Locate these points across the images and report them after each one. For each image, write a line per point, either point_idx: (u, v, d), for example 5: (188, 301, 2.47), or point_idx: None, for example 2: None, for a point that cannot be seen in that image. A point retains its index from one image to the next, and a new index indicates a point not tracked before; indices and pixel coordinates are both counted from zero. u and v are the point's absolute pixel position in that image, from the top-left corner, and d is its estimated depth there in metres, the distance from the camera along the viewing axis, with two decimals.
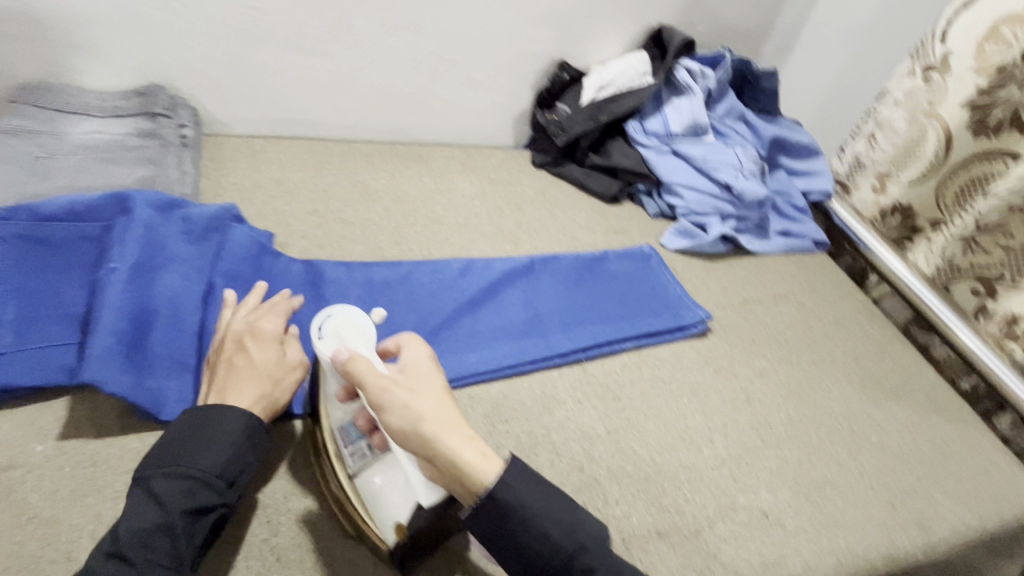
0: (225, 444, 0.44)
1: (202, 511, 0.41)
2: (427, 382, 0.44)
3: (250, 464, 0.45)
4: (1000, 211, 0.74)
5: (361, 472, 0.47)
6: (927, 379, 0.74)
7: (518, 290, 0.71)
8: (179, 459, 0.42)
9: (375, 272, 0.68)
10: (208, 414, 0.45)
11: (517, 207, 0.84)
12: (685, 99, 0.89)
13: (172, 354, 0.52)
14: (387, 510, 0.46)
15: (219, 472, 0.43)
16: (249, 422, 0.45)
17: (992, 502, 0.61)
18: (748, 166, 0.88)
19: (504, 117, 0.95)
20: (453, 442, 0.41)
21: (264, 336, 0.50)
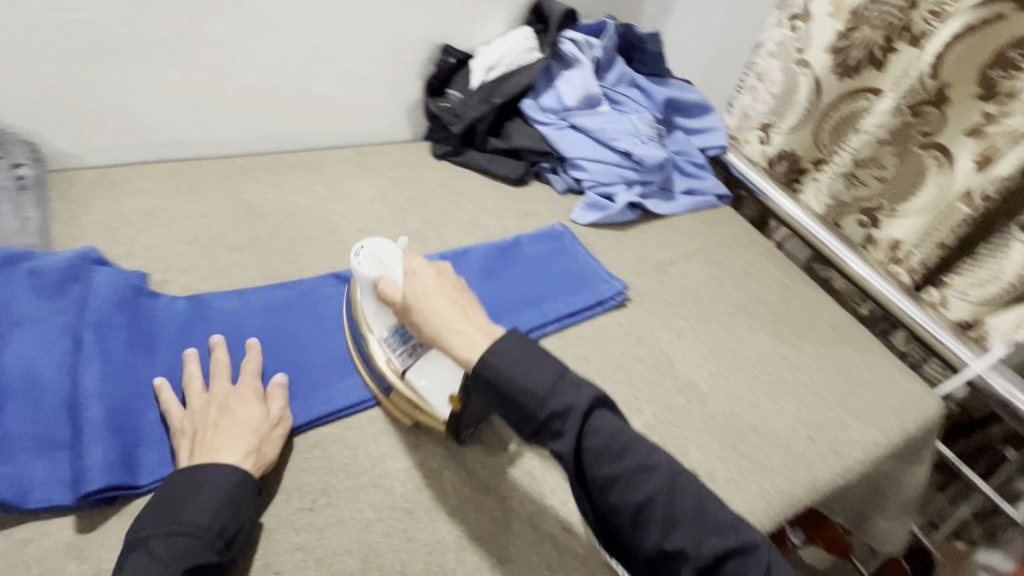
0: (215, 503, 0.43)
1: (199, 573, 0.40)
2: (425, 288, 0.49)
3: (243, 522, 0.44)
4: (871, 145, 0.78)
5: (408, 369, 0.54)
6: (828, 312, 0.79)
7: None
8: (170, 521, 0.41)
9: (274, 294, 0.63)
10: (203, 476, 0.44)
11: (421, 204, 0.81)
12: (575, 71, 0.88)
13: (34, 431, 0.46)
14: (438, 394, 0.53)
15: (213, 531, 0.42)
16: (246, 479, 0.45)
17: (895, 417, 0.67)
18: (646, 131, 0.89)
19: (397, 111, 0.91)
20: (459, 332, 0.47)
21: (247, 397, 0.51)
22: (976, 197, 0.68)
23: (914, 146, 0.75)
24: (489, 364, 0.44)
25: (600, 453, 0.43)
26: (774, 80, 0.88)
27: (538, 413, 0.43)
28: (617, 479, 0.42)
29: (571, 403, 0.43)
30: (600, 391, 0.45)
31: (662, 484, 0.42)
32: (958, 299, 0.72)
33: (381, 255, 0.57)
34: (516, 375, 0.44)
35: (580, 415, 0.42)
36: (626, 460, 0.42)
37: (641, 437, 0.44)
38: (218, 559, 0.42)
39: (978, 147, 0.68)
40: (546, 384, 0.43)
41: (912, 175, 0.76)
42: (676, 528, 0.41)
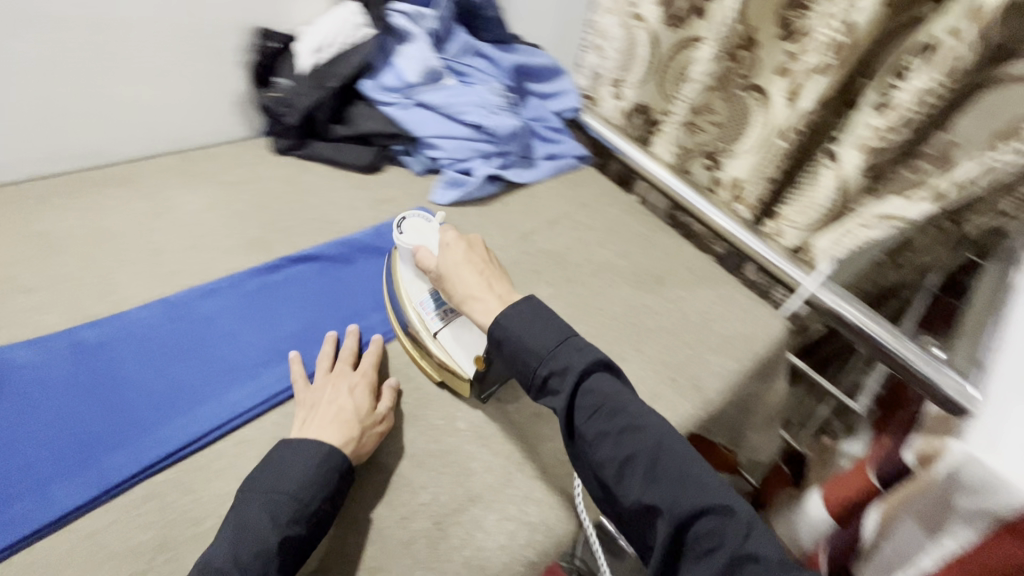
0: (309, 475, 0.46)
1: (284, 543, 0.43)
2: (454, 259, 0.57)
3: (331, 497, 0.46)
4: (702, 93, 0.82)
5: (441, 331, 0.58)
6: (686, 255, 0.83)
7: (278, 298, 0.62)
8: (271, 488, 0.45)
9: (82, 335, 0.55)
10: (300, 447, 0.47)
11: (263, 208, 0.74)
12: (411, 45, 0.84)
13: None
14: (465, 353, 0.57)
15: (306, 501, 0.45)
16: (343, 462, 0.48)
17: (747, 343, 0.73)
18: (494, 100, 0.86)
19: (223, 107, 0.82)
20: (484, 294, 0.54)
21: (358, 387, 0.54)
22: (789, 130, 0.73)
23: (737, 88, 0.79)
24: (501, 325, 0.51)
25: (591, 411, 0.48)
26: (614, 36, 0.89)
27: (539, 370, 0.49)
28: (604, 434, 0.47)
29: (567, 363, 0.49)
30: (603, 357, 0.50)
31: (650, 445, 0.46)
32: (789, 225, 0.79)
33: (420, 225, 0.61)
34: (526, 332, 0.50)
35: (576, 374, 0.48)
36: (615, 418, 0.47)
37: (640, 402, 0.48)
38: (305, 531, 0.44)
39: (787, 85, 0.72)
40: (548, 344, 0.50)
41: (740, 116, 0.81)
42: (655, 486, 0.45)
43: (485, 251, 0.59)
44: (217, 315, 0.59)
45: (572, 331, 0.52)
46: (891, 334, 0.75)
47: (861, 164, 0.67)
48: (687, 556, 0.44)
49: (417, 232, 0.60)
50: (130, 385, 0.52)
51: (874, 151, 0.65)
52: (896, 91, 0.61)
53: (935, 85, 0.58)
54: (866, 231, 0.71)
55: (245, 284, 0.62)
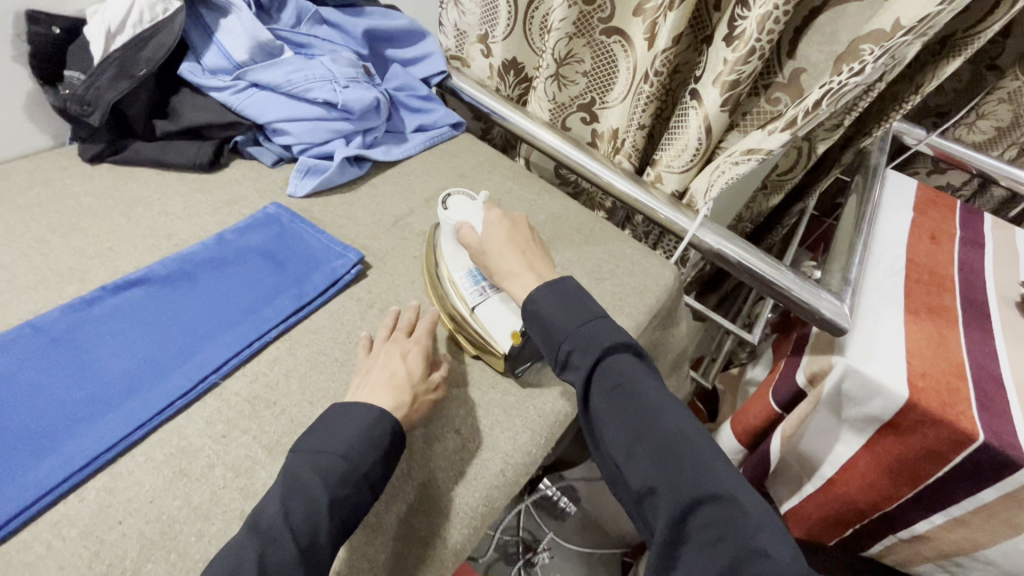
0: (365, 435, 0.45)
1: (342, 500, 0.42)
2: (499, 234, 0.58)
3: (387, 454, 0.46)
4: (565, 42, 0.76)
5: (480, 305, 0.58)
6: (573, 216, 0.81)
7: (95, 336, 0.52)
8: (329, 447, 0.44)
9: None
10: (354, 412, 0.47)
11: (73, 230, 0.62)
12: (231, 16, 0.72)
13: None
14: (501, 326, 0.57)
15: (360, 462, 0.44)
16: (394, 425, 0.47)
17: (641, 297, 0.71)
18: (344, 72, 0.77)
19: (5, 113, 0.68)
20: (526, 270, 0.56)
21: (415, 354, 0.54)
22: (651, 73, 0.70)
23: (598, 34, 0.76)
24: (533, 303, 0.53)
25: (608, 389, 0.49)
26: None
27: (561, 347, 0.51)
28: (617, 414, 0.48)
29: (588, 341, 0.50)
30: (627, 340, 0.51)
31: (664, 429, 0.47)
32: (666, 171, 0.78)
33: (465, 203, 0.61)
34: (555, 311, 0.52)
35: (595, 353, 0.50)
36: (631, 399, 0.48)
37: (657, 388, 0.49)
38: (354, 492, 0.43)
39: (646, 26, 0.70)
40: (581, 320, 0.52)
41: (607, 64, 0.78)
42: (658, 470, 0.45)
43: (528, 233, 0.61)
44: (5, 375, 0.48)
45: (602, 312, 0.54)
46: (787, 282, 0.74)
47: (720, 102, 0.66)
48: (689, 544, 0.44)
49: (462, 207, 0.61)
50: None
51: (730, 85, 0.63)
52: (740, 21, 0.60)
53: (774, 10, 0.56)
54: (735, 169, 0.69)
55: (46, 326, 0.52)
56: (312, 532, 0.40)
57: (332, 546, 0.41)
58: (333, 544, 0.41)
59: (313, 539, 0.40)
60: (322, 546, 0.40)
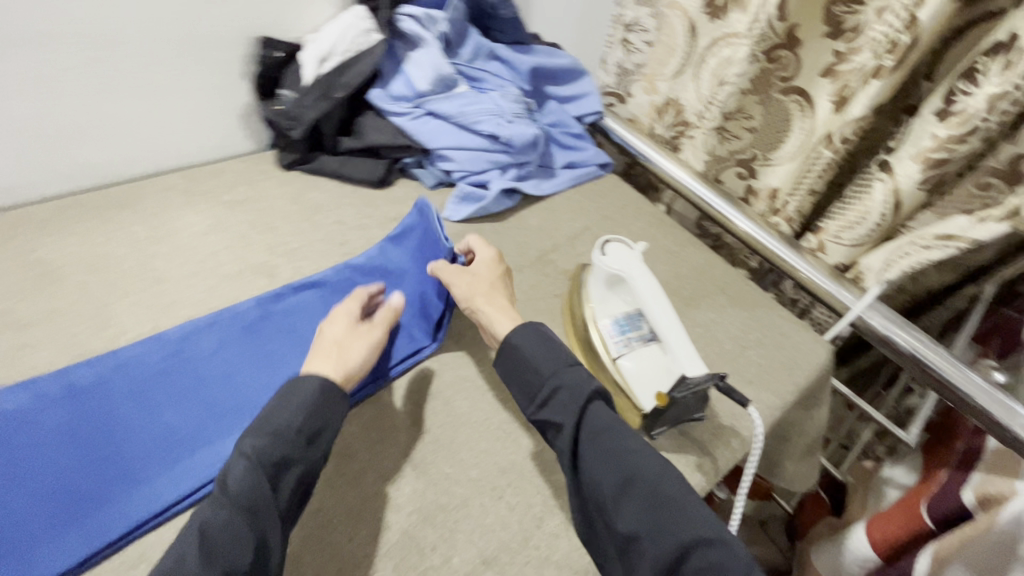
0: (308, 405, 0.46)
1: (273, 462, 0.43)
2: (480, 273, 0.59)
3: (328, 417, 0.46)
4: (737, 97, 0.75)
5: (623, 355, 0.57)
6: (718, 272, 0.77)
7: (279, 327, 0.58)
8: (269, 418, 0.45)
9: (74, 373, 0.51)
10: (298, 390, 0.47)
11: (267, 228, 0.70)
12: (421, 50, 0.78)
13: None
14: (644, 385, 0.55)
15: (293, 425, 0.45)
16: (332, 396, 0.47)
17: (788, 373, 0.67)
18: (510, 107, 0.81)
19: (228, 121, 0.79)
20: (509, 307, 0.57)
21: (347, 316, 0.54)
22: (836, 139, 0.66)
23: (775, 92, 0.73)
24: (513, 343, 0.52)
25: (593, 433, 0.47)
26: (647, 27, 0.85)
27: (544, 389, 0.50)
28: (601, 459, 0.45)
29: (575, 383, 0.49)
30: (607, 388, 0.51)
31: (648, 473, 0.45)
32: (833, 243, 0.72)
33: (623, 251, 0.60)
34: (534, 352, 0.51)
35: (585, 398, 0.48)
36: (614, 442, 0.46)
37: (637, 432, 0.48)
38: (302, 452, 0.44)
39: (834, 88, 0.67)
40: (560, 364, 0.50)
41: (779, 122, 0.75)
42: (648, 516, 0.43)
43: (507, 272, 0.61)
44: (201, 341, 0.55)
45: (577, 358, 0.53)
46: (951, 366, 0.65)
47: (918, 178, 0.60)
48: None
49: (619, 257, 0.59)
50: (115, 426, 0.49)
51: (935, 163, 0.58)
52: (961, 97, 0.54)
53: (1011, 90, 0.51)
54: (927, 254, 0.63)
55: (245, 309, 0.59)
56: (253, 498, 0.41)
57: (279, 512, 0.42)
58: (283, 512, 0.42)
59: (254, 501, 0.41)
60: (266, 506, 0.41)
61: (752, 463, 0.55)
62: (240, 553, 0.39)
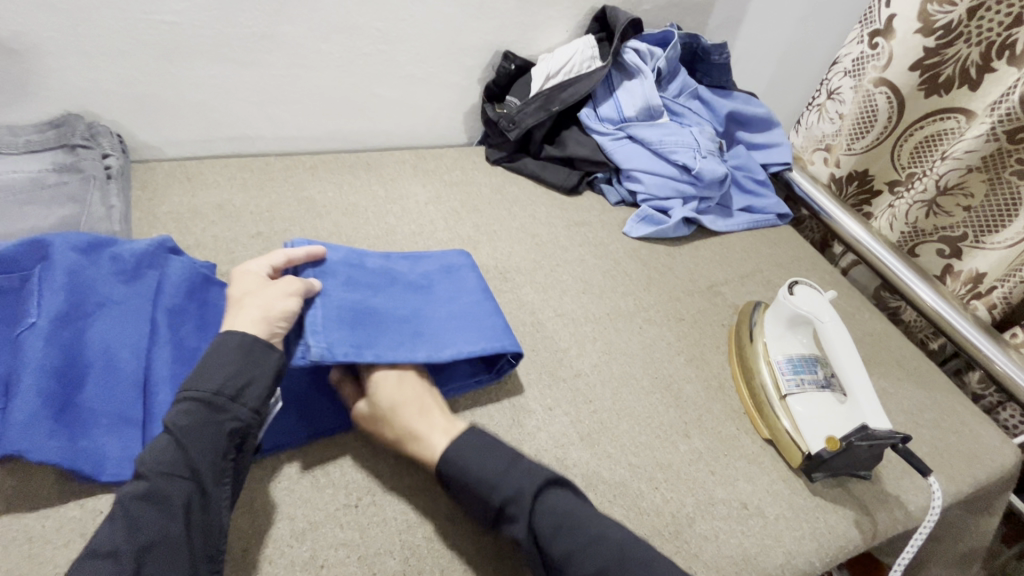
0: (234, 375, 0.46)
1: (210, 423, 0.44)
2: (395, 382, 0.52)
3: (251, 372, 0.47)
4: (959, 172, 0.72)
5: (794, 394, 0.58)
6: (894, 344, 0.74)
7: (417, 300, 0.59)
8: (188, 387, 0.45)
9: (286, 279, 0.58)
10: (219, 346, 0.47)
11: (474, 209, 0.81)
12: (636, 81, 0.86)
13: (104, 407, 0.48)
14: (816, 429, 0.55)
15: (216, 390, 0.45)
16: (244, 377, 0.46)
17: (966, 464, 0.62)
18: (706, 144, 0.86)
19: (454, 115, 0.93)
20: (416, 434, 0.50)
21: (278, 255, 0.55)
22: None
23: (1009, 173, 0.70)
24: (446, 458, 0.47)
25: (552, 529, 0.44)
26: (844, 100, 0.84)
27: (492, 499, 0.46)
28: (575, 556, 0.43)
29: (519, 486, 0.46)
30: (553, 473, 0.48)
31: (613, 553, 0.43)
32: None
33: (813, 296, 0.61)
34: (472, 463, 0.47)
35: (530, 496, 0.45)
36: (574, 536, 0.44)
37: (590, 511, 0.46)
38: (234, 416, 0.45)
39: None
40: (496, 472, 0.46)
41: (1003, 206, 0.71)
42: None
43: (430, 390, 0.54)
44: (342, 269, 0.58)
45: (516, 452, 0.49)
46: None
47: None
48: None
49: (809, 299, 0.61)
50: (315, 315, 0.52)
51: None
52: None
53: None
54: None
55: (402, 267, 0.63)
56: (189, 468, 0.42)
57: (213, 472, 0.43)
58: (220, 470, 0.44)
59: (192, 461, 0.43)
60: (205, 466, 0.43)
61: (921, 535, 0.53)
62: (171, 523, 0.40)
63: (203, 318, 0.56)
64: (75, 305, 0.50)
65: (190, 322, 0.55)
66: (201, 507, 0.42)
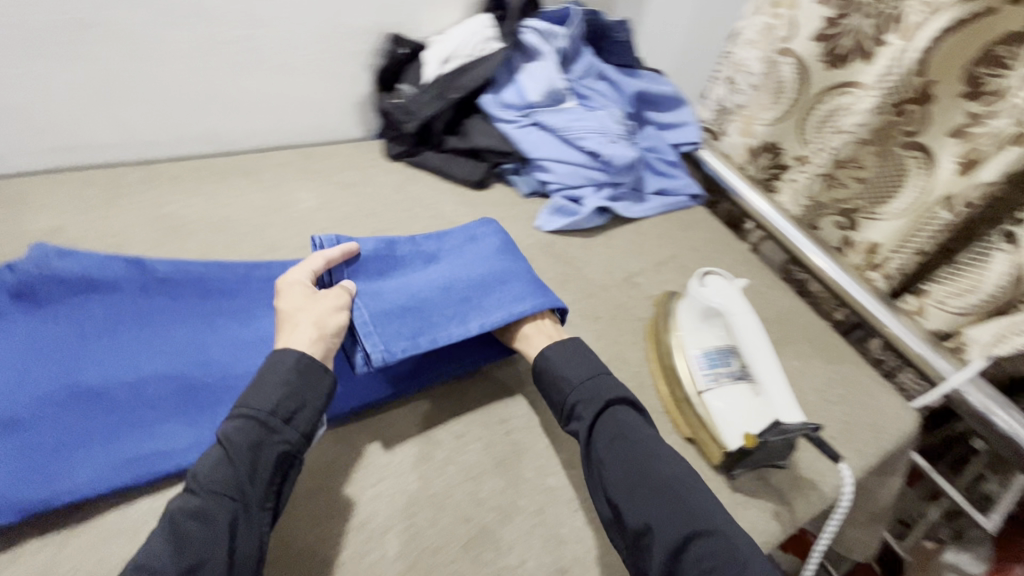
0: (291, 385, 0.45)
1: (250, 447, 0.42)
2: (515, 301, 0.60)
3: (307, 395, 0.45)
4: (853, 145, 0.74)
5: (709, 389, 0.57)
6: (804, 321, 0.75)
7: (459, 272, 0.60)
8: (240, 402, 0.44)
9: (208, 270, 0.58)
10: (275, 361, 0.46)
11: (371, 213, 0.74)
12: (538, 62, 0.81)
13: (119, 422, 0.47)
14: (732, 425, 0.54)
15: (271, 408, 0.44)
16: (308, 389, 0.46)
17: (872, 436, 0.64)
18: (615, 127, 0.82)
19: (343, 107, 0.83)
20: (526, 336, 0.57)
21: (315, 259, 0.54)
22: (958, 203, 0.65)
23: (896, 146, 0.71)
24: (544, 359, 0.55)
25: (610, 437, 0.49)
26: (752, 70, 0.84)
27: (568, 398, 0.52)
28: (620, 460, 0.47)
29: (595, 392, 0.52)
30: (630, 397, 0.53)
31: (663, 474, 0.47)
32: (936, 307, 0.70)
33: (723, 286, 0.60)
34: (560, 369, 0.54)
35: (602, 403, 0.51)
36: (629, 443, 0.48)
37: (654, 436, 0.50)
38: (290, 436, 0.44)
39: (961, 149, 0.65)
40: (581, 376, 0.53)
41: (891, 176, 0.72)
42: (659, 510, 0.45)
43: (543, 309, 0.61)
44: (376, 261, 0.58)
45: (603, 369, 0.55)
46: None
47: None
48: None
49: (720, 289, 0.59)
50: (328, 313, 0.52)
51: None
52: None
53: None
54: None
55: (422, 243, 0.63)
56: (238, 488, 0.41)
57: (258, 497, 0.41)
58: (263, 496, 0.42)
59: (241, 483, 0.41)
60: (247, 486, 0.41)
61: (835, 519, 0.54)
62: (218, 545, 0.39)
63: (257, 325, 0.57)
64: (108, 325, 0.52)
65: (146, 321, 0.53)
66: (243, 524, 0.40)
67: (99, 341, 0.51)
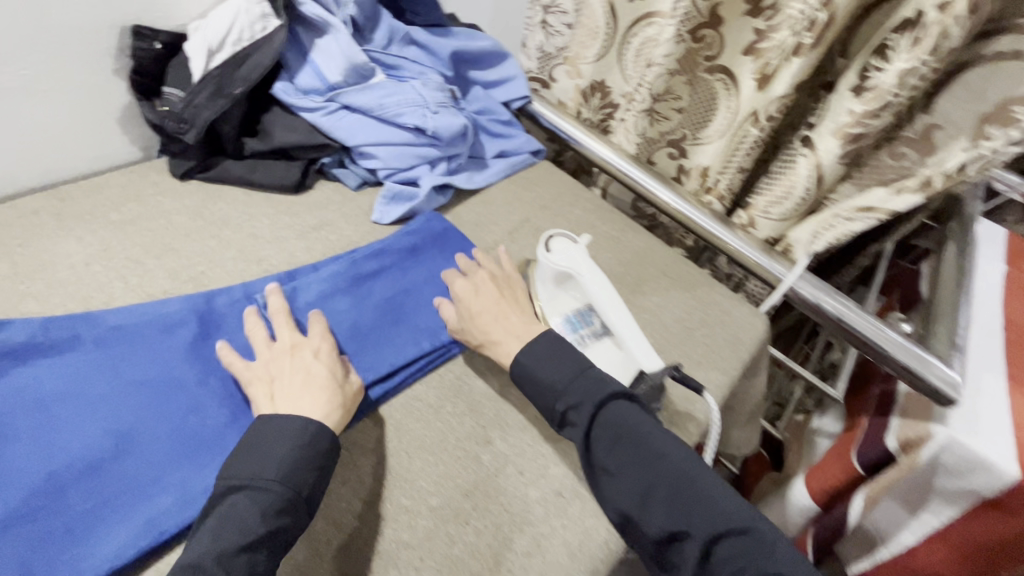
0: (297, 455, 0.43)
1: (259, 531, 0.39)
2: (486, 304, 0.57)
3: (319, 476, 0.44)
4: (665, 78, 0.73)
5: None
6: (659, 255, 0.77)
7: (399, 289, 0.61)
8: (240, 479, 0.42)
9: (116, 317, 0.52)
10: (283, 430, 0.44)
11: (165, 250, 0.61)
12: (329, 37, 0.70)
13: (89, 499, 0.43)
14: None
15: (276, 483, 0.41)
16: (324, 455, 0.44)
17: (732, 351, 0.68)
18: (434, 96, 0.75)
19: (100, 125, 0.67)
20: (492, 340, 0.55)
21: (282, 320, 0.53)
22: (763, 117, 0.67)
23: (702, 71, 0.74)
24: (522, 364, 0.52)
25: (611, 442, 0.47)
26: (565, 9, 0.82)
27: (556, 405, 0.50)
28: (627, 462, 0.46)
29: (583, 396, 0.49)
30: (624, 390, 0.50)
31: (673, 470, 0.46)
32: (762, 217, 0.74)
33: (570, 247, 0.58)
34: (541, 371, 0.51)
35: (591, 406, 0.48)
36: (635, 440, 0.47)
37: (658, 429, 0.48)
38: (292, 519, 0.41)
39: (755, 65, 0.68)
40: (562, 380, 0.50)
41: (705, 103, 0.76)
42: (677, 510, 0.44)
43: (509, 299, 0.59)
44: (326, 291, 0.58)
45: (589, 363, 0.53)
46: (874, 327, 0.69)
47: (838, 154, 0.62)
48: None
49: (566, 251, 0.58)
50: (216, 376, 0.51)
51: (853, 139, 0.60)
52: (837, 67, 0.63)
53: (919, 65, 0.52)
54: (848, 226, 0.67)
55: (369, 264, 0.62)
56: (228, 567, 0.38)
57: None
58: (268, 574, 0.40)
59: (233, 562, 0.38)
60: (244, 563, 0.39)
61: (710, 444, 0.57)
62: None
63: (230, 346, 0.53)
64: (63, 392, 0.47)
65: (67, 397, 0.47)
66: None
67: (18, 434, 0.44)
